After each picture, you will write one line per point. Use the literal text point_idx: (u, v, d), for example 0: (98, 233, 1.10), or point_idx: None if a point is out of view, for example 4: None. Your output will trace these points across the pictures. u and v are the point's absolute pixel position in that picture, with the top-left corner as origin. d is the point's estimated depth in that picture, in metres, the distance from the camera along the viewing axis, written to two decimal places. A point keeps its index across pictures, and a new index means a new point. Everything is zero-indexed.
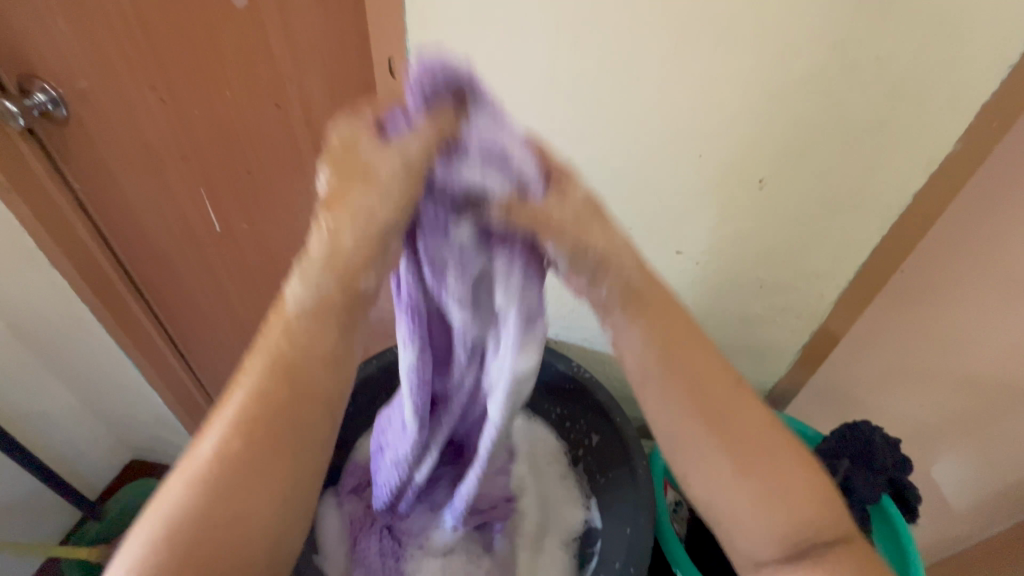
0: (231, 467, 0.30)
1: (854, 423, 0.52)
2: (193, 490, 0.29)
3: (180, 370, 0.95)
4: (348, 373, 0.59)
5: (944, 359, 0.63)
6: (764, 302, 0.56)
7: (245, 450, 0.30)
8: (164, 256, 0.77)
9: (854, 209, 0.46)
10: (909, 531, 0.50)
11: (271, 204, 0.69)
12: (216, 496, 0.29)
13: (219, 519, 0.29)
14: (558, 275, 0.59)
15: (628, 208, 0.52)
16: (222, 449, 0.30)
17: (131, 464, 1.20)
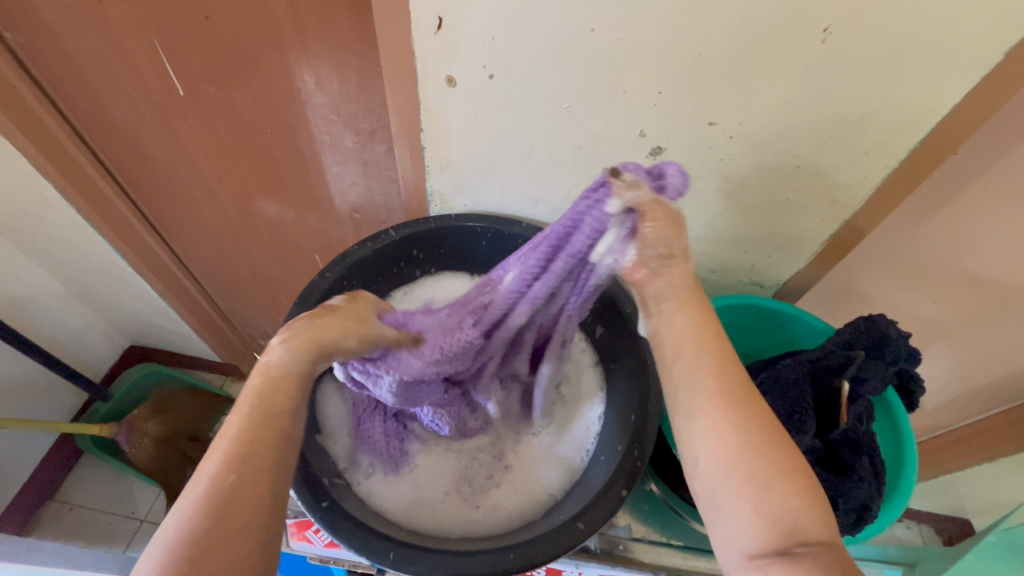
0: (257, 447, 0.36)
1: (871, 314, 0.50)
2: (229, 459, 0.34)
3: (162, 251, 0.91)
4: (341, 255, 0.57)
5: (966, 255, 0.61)
6: (795, 186, 0.51)
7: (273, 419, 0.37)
8: (126, 126, 0.68)
9: (929, 70, 0.40)
10: (907, 420, 0.51)
11: (235, 61, 0.58)
12: (244, 473, 0.34)
13: (254, 467, 0.35)
14: (569, 152, 0.52)
15: (661, 68, 0.43)
16: (253, 423, 0.36)
17: (131, 349, 1.21)
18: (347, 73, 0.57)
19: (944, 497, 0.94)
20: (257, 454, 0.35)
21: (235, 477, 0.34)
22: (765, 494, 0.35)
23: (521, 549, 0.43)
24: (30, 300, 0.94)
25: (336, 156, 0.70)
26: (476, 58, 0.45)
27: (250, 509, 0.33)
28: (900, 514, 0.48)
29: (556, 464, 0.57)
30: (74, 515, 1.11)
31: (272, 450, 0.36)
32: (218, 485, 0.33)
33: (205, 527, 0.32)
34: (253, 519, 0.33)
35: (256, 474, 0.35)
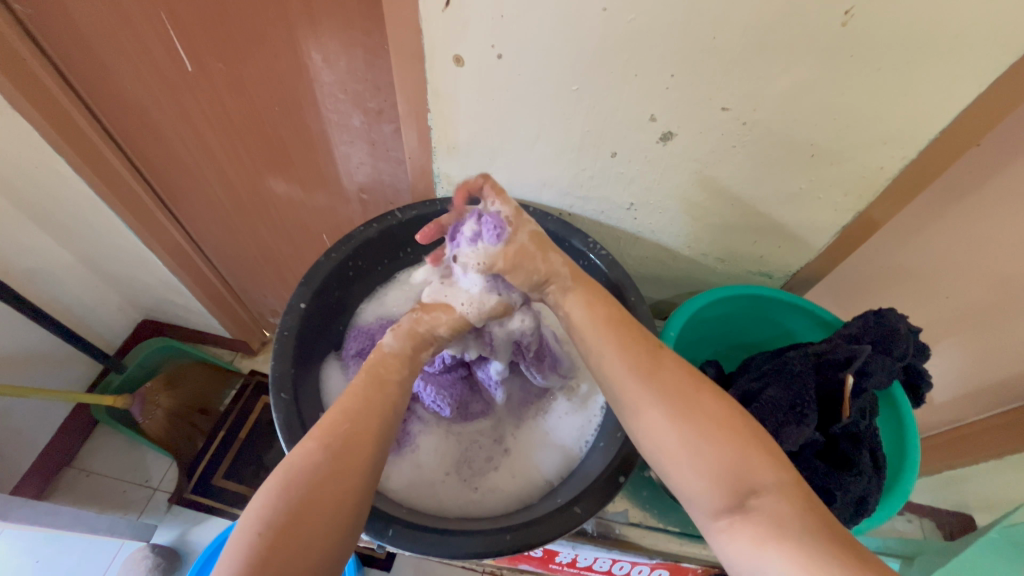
0: (335, 453, 0.40)
1: (880, 309, 0.49)
2: (314, 457, 0.40)
3: (172, 227, 0.92)
4: (346, 236, 0.57)
5: (984, 252, 0.60)
6: (809, 176, 0.50)
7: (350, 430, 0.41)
8: (134, 101, 0.68)
9: (953, 57, 0.39)
10: (911, 417, 0.50)
11: (242, 36, 0.58)
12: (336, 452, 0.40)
13: (331, 469, 0.39)
14: (578, 135, 0.51)
15: (674, 48, 0.42)
16: (337, 433, 0.41)
17: (143, 323, 1.23)
18: (355, 50, 0.56)
19: (946, 491, 0.93)
20: (332, 455, 0.40)
21: (315, 472, 0.39)
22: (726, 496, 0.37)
23: (517, 531, 0.44)
24: (44, 271, 0.96)
25: (344, 136, 0.70)
26: (485, 37, 0.44)
27: (323, 509, 0.37)
28: (897, 511, 0.47)
29: (553, 449, 0.57)
30: (90, 482, 1.14)
31: (349, 459, 0.40)
32: (298, 477, 0.38)
33: (284, 515, 0.36)
34: (321, 516, 0.37)
35: (330, 474, 0.39)
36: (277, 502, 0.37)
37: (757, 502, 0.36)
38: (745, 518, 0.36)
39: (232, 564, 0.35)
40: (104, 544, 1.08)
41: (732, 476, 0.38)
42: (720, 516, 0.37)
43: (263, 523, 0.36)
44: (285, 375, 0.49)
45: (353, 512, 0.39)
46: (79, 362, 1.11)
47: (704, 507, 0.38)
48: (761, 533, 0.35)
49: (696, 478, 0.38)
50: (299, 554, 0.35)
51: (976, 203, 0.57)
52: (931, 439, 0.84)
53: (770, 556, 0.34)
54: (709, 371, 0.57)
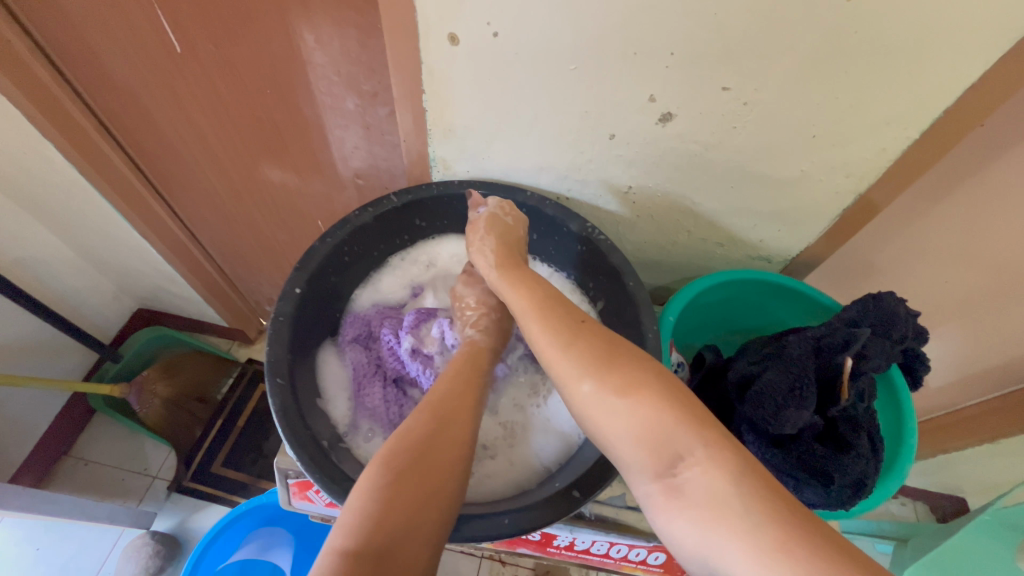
0: (436, 427, 0.42)
1: (879, 292, 0.49)
2: (417, 431, 0.41)
3: (165, 215, 0.91)
4: (342, 221, 0.56)
5: (985, 236, 0.60)
6: (810, 159, 0.49)
7: (445, 411, 0.44)
8: (123, 84, 0.66)
9: (957, 35, 0.38)
10: (910, 402, 0.50)
11: (231, 15, 0.56)
12: (442, 417, 0.43)
13: (436, 440, 0.41)
14: (576, 117, 0.50)
15: (675, 25, 0.41)
16: (435, 412, 0.44)
17: (139, 312, 1.22)
18: (347, 30, 0.55)
19: (940, 474, 0.94)
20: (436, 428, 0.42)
21: (421, 441, 0.40)
22: None
23: (516, 515, 0.44)
24: (37, 261, 0.95)
25: (338, 120, 0.68)
26: (480, 14, 0.43)
27: (436, 475, 0.39)
28: (891, 495, 0.47)
29: (553, 436, 0.57)
30: (88, 470, 1.14)
31: (450, 434, 0.42)
32: (406, 446, 0.40)
33: (398, 473, 0.38)
34: (432, 482, 0.38)
35: (435, 445, 0.41)
36: (389, 467, 0.38)
37: (687, 471, 0.34)
38: (674, 487, 0.34)
39: (351, 521, 0.35)
40: (105, 531, 1.08)
41: (665, 446, 0.35)
42: (653, 483, 0.35)
43: (376, 485, 0.37)
44: (281, 361, 0.48)
45: (458, 483, 0.40)
46: (75, 352, 1.11)
47: (643, 470, 0.36)
48: (695, 499, 0.33)
49: (634, 449, 0.36)
50: (416, 512, 0.36)
51: (979, 187, 0.56)
52: (929, 423, 0.85)
53: (709, 531, 0.32)
54: (707, 354, 0.58)
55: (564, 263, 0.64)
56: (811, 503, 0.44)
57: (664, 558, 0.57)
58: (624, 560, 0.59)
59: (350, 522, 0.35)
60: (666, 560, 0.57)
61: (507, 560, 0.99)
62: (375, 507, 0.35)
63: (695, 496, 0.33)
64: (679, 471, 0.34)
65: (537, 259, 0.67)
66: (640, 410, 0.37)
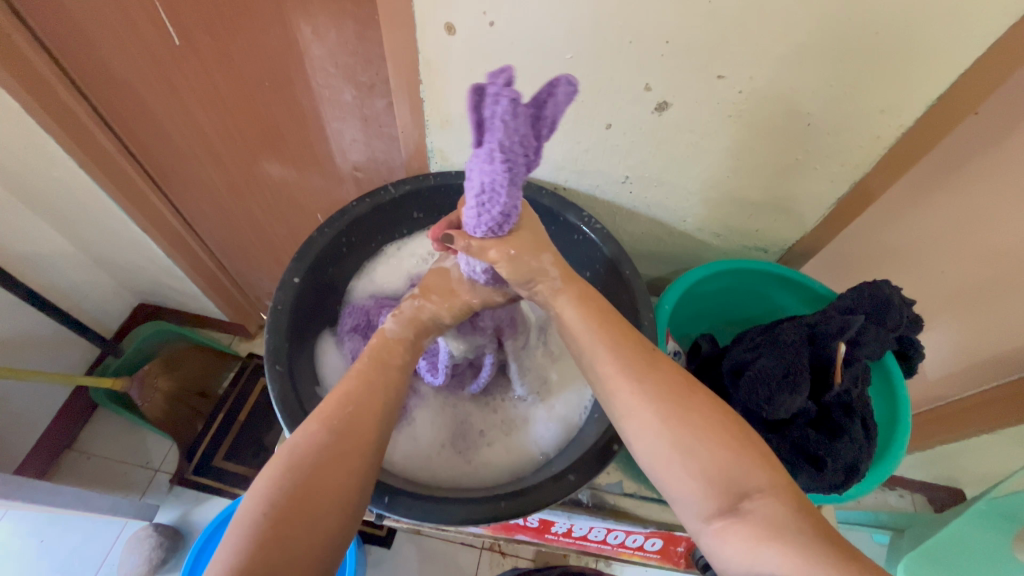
0: (339, 433, 0.40)
1: (874, 281, 0.49)
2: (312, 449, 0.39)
3: (165, 209, 0.91)
4: (339, 211, 0.56)
5: (977, 225, 0.60)
6: (804, 147, 0.50)
7: (351, 411, 0.41)
8: (121, 77, 0.67)
9: (952, 21, 0.38)
10: (903, 388, 0.50)
11: (229, 8, 0.56)
12: None
13: (333, 437, 0.40)
14: (573, 107, 0.51)
15: (669, 13, 0.41)
16: (339, 415, 0.41)
17: (140, 307, 1.23)
18: (345, 21, 0.55)
19: (939, 467, 0.95)
20: (335, 436, 0.40)
21: (319, 448, 0.39)
22: (715, 463, 0.38)
23: (512, 498, 0.45)
24: (37, 255, 0.96)
25: (335, 112, 0.69)
26: (476, 3, 0.43)
27: (329, 486, 0.38)
28: (884, 480, 0.48)
29: (554, 424, 0.57)
30: (91, 464, 1.15)
31: (355, 427, 0.41)
32: (304, 456, 0.39)
33: (288, 490, 0.37)
34: (324, 500, 0.37)
35: (336, 455, 0.39)
36: (284, 481, 0.37)
37: (751, 505, 0.37)
38: (738, 519, 0.37)
39: (236, 546, 0.35)
40: (108, 524, 1.09)
41: (730, 484, 0.38)
42: (712, 517, 0.38)
43: (268, 504, 0.36)
44: (280, 349, 0.49)
45: (359, 487, 0.39)
46: (76, 346, 1.11)
47: (697, 510, 0.38)
48: (756, 534, 0.36)
49: (690, 487, 0.39)
50: (308, 530, 0.36)
51: (975, 176, 0.57)
52: (927, 413, 0.85)
53: (764, 558, 0.35)
54: (703, 343, 0.58)
55: (560, 252, 0.64)
56: (806, 488, 0.44)
57: (662, 544, 0.58)
58: (622, 546, 0.60)
59: (233, 545, 0.35)
60: (663, 545, 0.58)
61: (506, 551, 1.00)
62: (262, 529, 0.35)
63: (759, 528, 0.36)
64: (743, 507, 0.37)
65: None
66: (688, 449, 0.39)
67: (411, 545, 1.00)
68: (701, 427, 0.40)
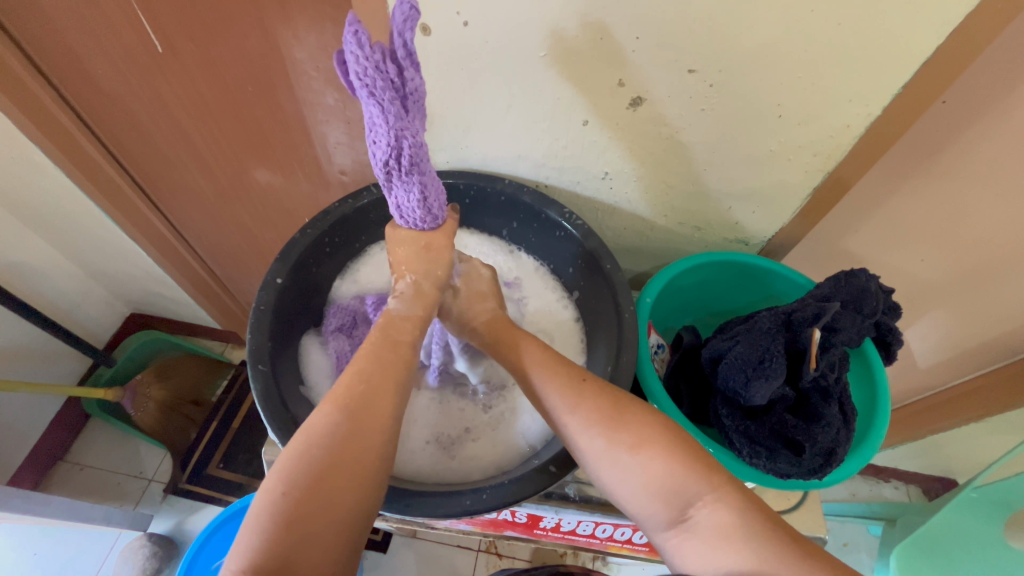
0: (354, 411, 0.40)
1: (851, 269, 0.50)
2: (324, 441, 0.38)
3: (154, 217, 0.91)
4: (322, 212, 0.57)
5: (951, 213, 0.61)
6: (778, 138, 0.51)
7: (367, 390, 0.41)
8: (105, 87, 0.67)
9: (911, 12, 0.39)
10: (882, 374, 0.51)
11: (210, 15, 0.57)
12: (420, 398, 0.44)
13: (346, 429, 0.39)
14: (550, 104, 0.51)
15: (638, 8, 0.42)
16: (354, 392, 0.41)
17: (132, 316, 1.23)
18: (324, 25, 0.56)
19: (930, 457, 0.95)
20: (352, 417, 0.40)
21: (335, 430, 0.39)
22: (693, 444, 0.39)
23: (494, 489, 0.45)
24: (27, 265, 0.96)
25: (319, 115, 0.69)
26: (450, 3, 0.44)
27: (345, 483, 0.37)
28: (864, 465, 0.48)
29: (539, 417, 0.58)
30: (84, 475, 1.15)
31: (369, 417, 0.40)
32: (322, 434, 0.38)
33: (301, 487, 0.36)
34: (339, 483, 0.37)
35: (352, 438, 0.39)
36: (305, 464, 0.38)
37: (699, 514, 0.38)
38: (689, 531, 0.38)
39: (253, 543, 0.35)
40: (101, 536, 1.09)
41: (676, 495, 0.39)
42: (668, 530, 0.39)
43: (286, 484, 0.36)
44: (262, 348, 0.49)
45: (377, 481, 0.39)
46: (67, 357, 1.11)
47: (656, 523, 0.39)
48: (711, 541, 0.36)
49: (647, 499, 0.39)
50: (330, 511, 0.36)
51: (947, 165, 0.58)
52: (917, 403, 0.85)
53: (724, 559, 0.36)
54: (685, 335, 0.58)
55: (544, 248, 0.65)
56: (785, 474, 0.45)
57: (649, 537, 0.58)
58: (610, 539, 0.60)
59: (255, 529, 0.35)
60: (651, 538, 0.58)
61: (502, 552, 1.00)
62: (282, 510, 0.36)
63: (711, 539, 0.36)
64: (693, 516, 0.38)
65: (517, 246, 0.68)
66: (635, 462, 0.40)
67: (406, 549, 1.00)
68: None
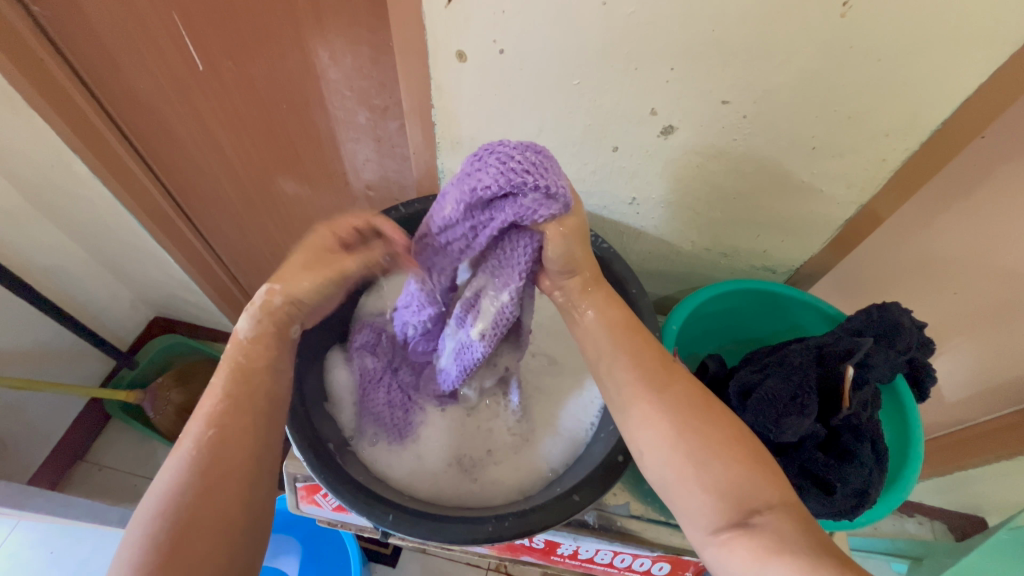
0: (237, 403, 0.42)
1: (883, 303, 0.49)
2: (218, 415, 0.41)
3: (182, 223, 0.93)
4: None
5: (987, 248, 0.60)
6: (810, 169, 0.50)
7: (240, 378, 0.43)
8: (145, 100, 0.69)
9: (951, 49, 0.39)
10: (915, 412, 0.50)
11: (251, 36, 0.59)
12: None
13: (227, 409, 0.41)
14: (580, 130, 0.52)
15: (672, 41, 0.42)
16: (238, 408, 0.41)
17: (155, 320, 1.25)
18: (360, 47, 0.57)
19: (958, 494, 0.92)
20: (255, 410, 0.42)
21: (218, 421, 0.40)
22: (724, 477, 0.38)
23: (517, 516, 0.45)
24: (60, 268, 0.99)
25: (350, 133, 0.71)
26: (487, 32, 0.45)
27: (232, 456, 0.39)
28: (897, 506, 0.47)
29: (563, 440, 0.58)
30: (102, 475, 1.16)
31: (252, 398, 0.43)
32: (207, 426, 0.40)
33: (198, 468, 0.38)
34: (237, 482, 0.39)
35: (255, 429, 0.41)
36: (176, 475, 0.38)
37: (759, 521, 0.37)
38: (744, 534, 0.36)
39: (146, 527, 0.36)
40: (116, 536, 1.10)
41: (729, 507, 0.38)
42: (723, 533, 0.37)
43: (177, 475, 0.38)
44: None
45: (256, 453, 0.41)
46: (92, 358, 1.13)
47: (702, 526, 0.38)
48: (765, 548, 0.35)
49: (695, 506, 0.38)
50: (211, 503, 0.37)
51: (981, 199, 0.57)
52: (941, 439, 0.82)
53: (771, 573, 0.35)
54: (710, 363, 0.57)
55: None
56: (814, 512, 0.44)
57: (669, 569, 0.57)
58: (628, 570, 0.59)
59: (148, 518, 0.36)
60: (671, 570, 0.57)
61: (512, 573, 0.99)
62: (165, 508, 0.36)
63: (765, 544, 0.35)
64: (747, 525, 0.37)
65: None
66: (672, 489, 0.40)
67: (414, 564, 0.99)
68: (708, 450, 0.39)
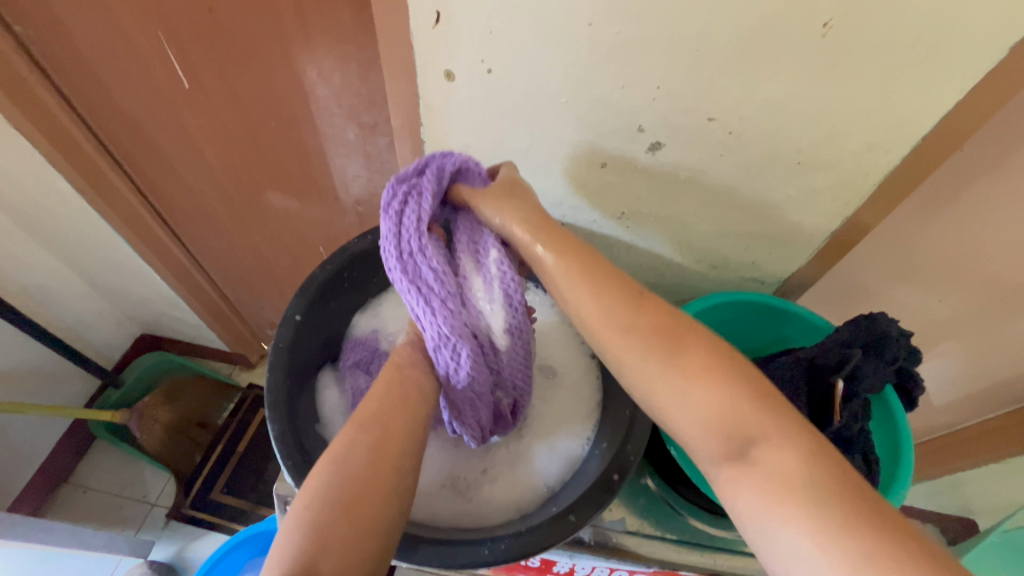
0: (376, 435, 0.42)
1: (870, 313, 0.49)
2: (356, 441, 0.42)
3: (168, 239, 0.92)
4: (341, 247, 0.57)
5: (969, 256, 0.61)
6: (796, 183, 0.51)
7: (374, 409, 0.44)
8: (131, 117, 0.69)
9: (929, 66, 0.40)
10: (905, 423, 0.50)
11: (238, 54, 0.59)
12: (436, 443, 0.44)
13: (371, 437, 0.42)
14: (569, 146, 0.52)
15: (659, 59, 0.43)
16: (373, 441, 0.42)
17: (142, 337, 1.23)
18: (349, 65, 0.57)
19: (948, 497, 0.92)
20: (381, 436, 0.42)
21: (357, 447, 0.41)
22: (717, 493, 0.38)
23: (514, 538, 0.44)
24: (42, 286, 0.97)
25: (339, 149, 0.71)
26: (475, 52, 0.45)
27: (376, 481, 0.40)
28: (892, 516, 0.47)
29: (558, 458, 0.57)
30: (87, 498, 1.13)
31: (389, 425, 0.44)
32: (346, 451, 0.41)
33: (340, 491, 0.38)
34: (373, 503, 0.38)
35: (386, 450, 0.42)
36: (314, 493, 0.38)
37: (762, 457, 0.35)
38: (746, 471, 0.35)
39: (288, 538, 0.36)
40: (101, 560, 1.07)
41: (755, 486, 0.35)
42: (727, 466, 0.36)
43: (310, 495, 0.38)
44: (279, 387, 0.49)
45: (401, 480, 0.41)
46: (76, 377, 1.11)
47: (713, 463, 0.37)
48: (766, 486, 0.34)
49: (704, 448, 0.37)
50: (354, 523, 0.37)
51: (962, 208, 0.58)
52: (929, 443, 0.83)
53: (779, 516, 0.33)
54: None
55: None
56: None
57: None
58: None
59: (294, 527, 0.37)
60: None
61: None
62: (303, 521, 0.37)
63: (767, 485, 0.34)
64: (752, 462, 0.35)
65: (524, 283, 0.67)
66: None
67: None
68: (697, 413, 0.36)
